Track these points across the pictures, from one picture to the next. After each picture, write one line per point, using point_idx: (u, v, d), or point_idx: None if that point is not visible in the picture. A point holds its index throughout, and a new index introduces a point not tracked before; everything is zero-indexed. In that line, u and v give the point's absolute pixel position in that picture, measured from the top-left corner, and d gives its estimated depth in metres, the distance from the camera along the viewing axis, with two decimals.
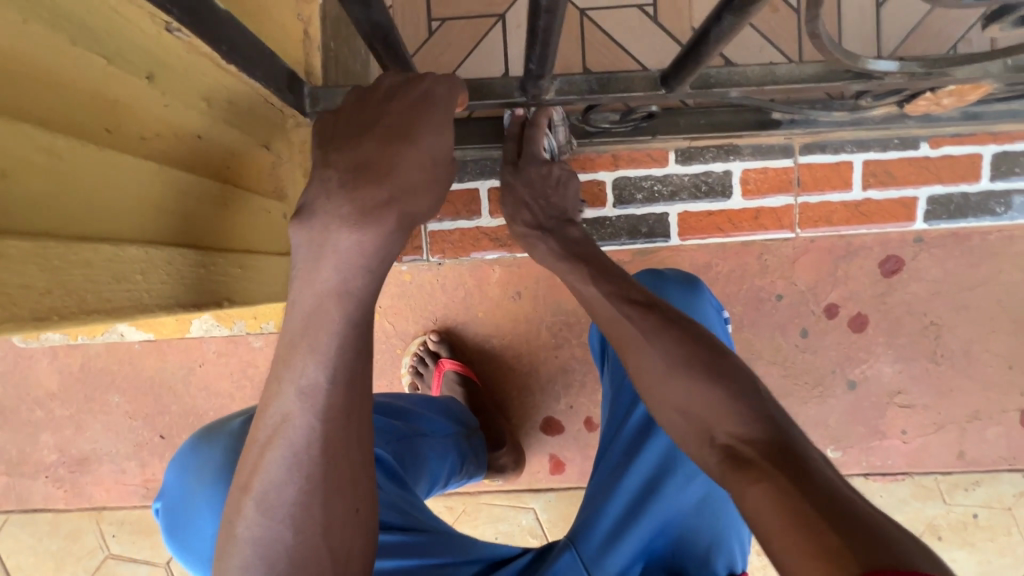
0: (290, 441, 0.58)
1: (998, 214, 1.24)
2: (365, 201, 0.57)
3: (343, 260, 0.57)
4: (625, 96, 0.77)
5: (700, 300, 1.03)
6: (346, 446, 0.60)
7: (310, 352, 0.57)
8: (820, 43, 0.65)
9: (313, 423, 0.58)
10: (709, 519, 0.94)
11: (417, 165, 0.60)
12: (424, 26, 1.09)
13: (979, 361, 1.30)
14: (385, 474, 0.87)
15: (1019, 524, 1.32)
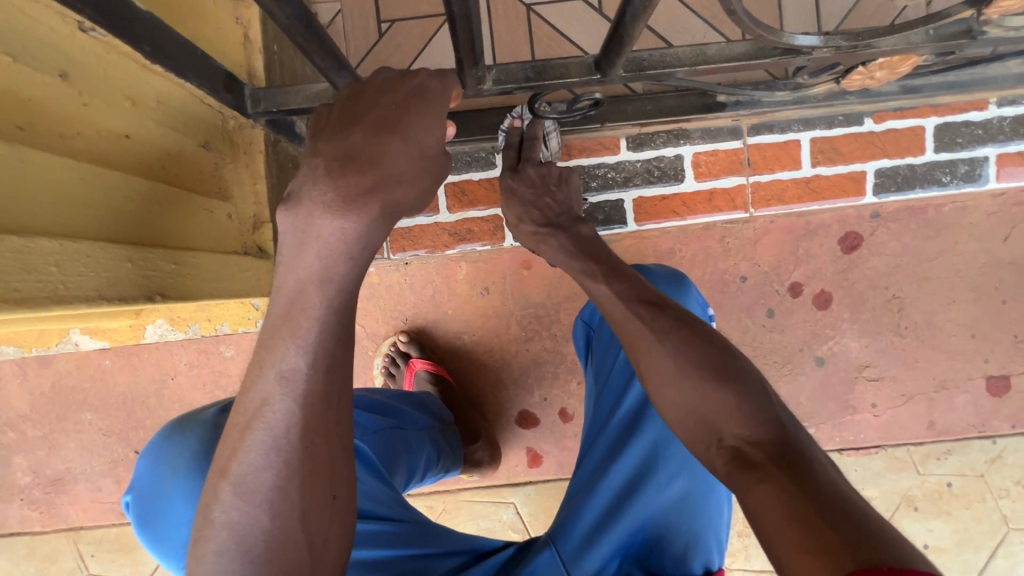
0: (270, 424, 0.57)
1: (945, 183, 1.26)
2: (348, 188, 0.56)
3: (326, 247, 0.56)
4: (562, 83, 0.80)
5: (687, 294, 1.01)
6: (324, 433, 0.59)
7: (290, 336, 0.57)
8: (739, 19, 0.68)
9: (292, 410, 0.57)
10: (690, 516, 0.88)
11: (413, 156, 0.59)
12: (374, 29, 1.10)
13: (941, 330, 1.32)
14: (365, 466, 0.86)
15: (992, 490, 1.34)
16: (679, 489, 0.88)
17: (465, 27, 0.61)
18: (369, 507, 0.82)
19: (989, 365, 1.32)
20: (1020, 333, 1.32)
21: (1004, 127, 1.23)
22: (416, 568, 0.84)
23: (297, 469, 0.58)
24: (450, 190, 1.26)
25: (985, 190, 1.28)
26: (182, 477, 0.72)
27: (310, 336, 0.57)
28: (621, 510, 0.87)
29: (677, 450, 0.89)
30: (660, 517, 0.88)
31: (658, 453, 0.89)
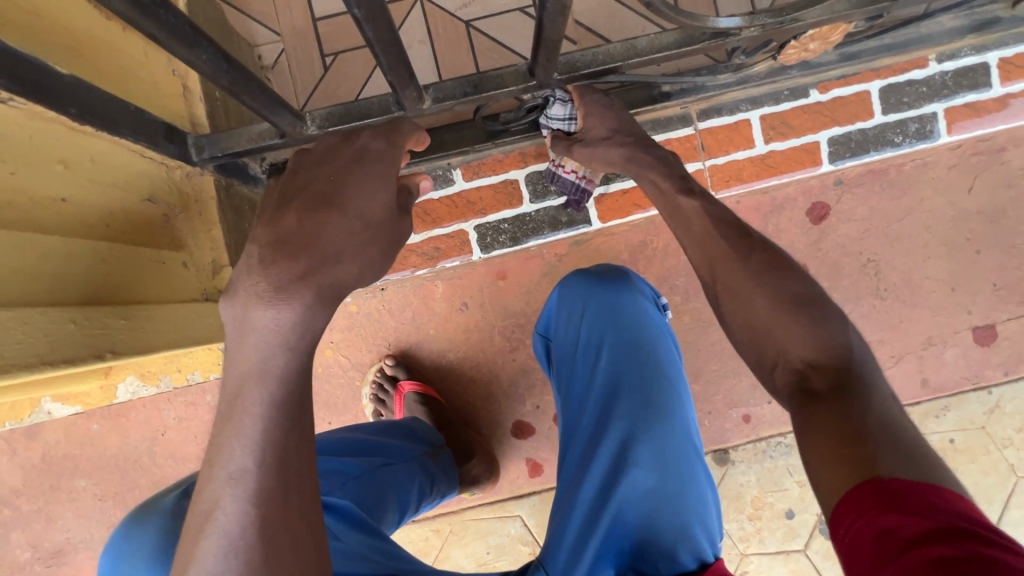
0: (223, 528, 0.55)
1: (897, 143, 1.27)
2: (283, 275, 0.58)
3: (262, 338, 0.58)
4: (498, 93, 0.81)
5: (631, 289, 1.06)
6: (288, 528, 0.56)
7: (235, 436, 0.56)
8: (657, 9, 0.69)
9: (247, 509, 0.55)
10: (670, 508, 0.88)
11: (353, 231, 0.64)
12: (319, 63, 1.12)
13: (921, 288, 1.33)
14: (343, 523, 0.83)
15: (996, 441, 1.33)
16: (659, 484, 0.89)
17: (383, 47, 0.60)
18: (351, 566, 0.78)
19: (974, 317, 1.33)
20: (998, 280, 1.32)
21: (947, 82, 1.25)
22: None
23: (258, 573, 0.54)
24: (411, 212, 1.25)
25: (941, 144, 1.29)
26: (143, 573, 0.70)
27: (255, 431, 0.56)
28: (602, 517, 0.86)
29: (647, 443, 0.92)
30: (647, 517, 0.87)
31: (630, 451, 0.91)
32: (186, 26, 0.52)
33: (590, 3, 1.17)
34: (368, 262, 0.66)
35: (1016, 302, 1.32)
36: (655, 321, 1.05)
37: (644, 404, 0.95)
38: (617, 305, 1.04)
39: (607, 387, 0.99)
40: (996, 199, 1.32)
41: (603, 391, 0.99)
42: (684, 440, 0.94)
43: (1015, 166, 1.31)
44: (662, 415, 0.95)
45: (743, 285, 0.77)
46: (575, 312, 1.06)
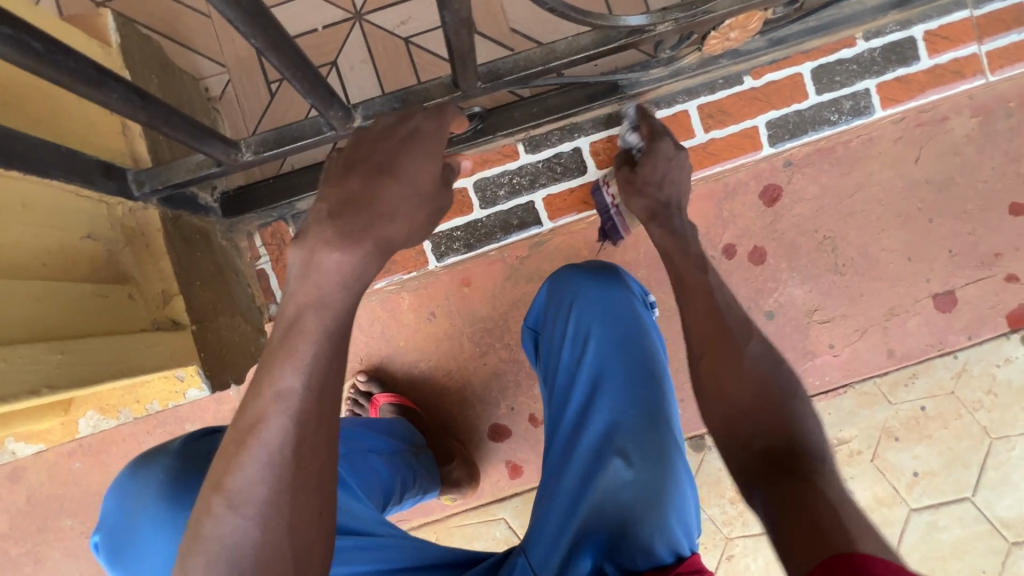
0: (266, 441, 0.59)
1: (834, 121, 1.30)
2: (347, 226, 0.63)
3: (325, 279, 0.62)
4: (428, 105, 0.83)
5: (618, 285, 1.06)
6: (310, 449, 0.61)
7: (288, 360, 0.60)
8: (563, 13, 0.71)
9: (288, 427, 0.59)
10: (650, 500, 0.86)
11: (408, 196, 0.66)
12: (264, 90, 1.15)
13: (878, 260, 1.35)
14: (339, 484, 0.88)
15: (966, 405, 1.35)
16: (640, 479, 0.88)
17: (297, 69, 0.63)
18: (342, 522, 0.85)
19: (932, 284, 1.35)
20: (953, 247, 1.35)
21: (876, 58, 1.28)
22: None
23: (285, 485, 0.59)
24: None
25: (883, 119, 1.32)
26: (152, 507, 0.76)
27: (309, 355, 0.60)
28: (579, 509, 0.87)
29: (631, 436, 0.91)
30: (624, 511, 0.85)
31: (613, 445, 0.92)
32: (88, 69, 0.56)
33: (524, 11, 1.20)
34: (418, 225, 0.68)
35: (973, 267, 1.35)
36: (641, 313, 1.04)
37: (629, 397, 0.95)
38: (603, 302, 1.04)
39: (591, 379, 0.98)
40: (942, 167, 1.35)
41: (589, 384, 0.98)
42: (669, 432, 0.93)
43: (958, 134, 1.34)
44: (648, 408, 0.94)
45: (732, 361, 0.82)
46: (563, 306, 1.06)
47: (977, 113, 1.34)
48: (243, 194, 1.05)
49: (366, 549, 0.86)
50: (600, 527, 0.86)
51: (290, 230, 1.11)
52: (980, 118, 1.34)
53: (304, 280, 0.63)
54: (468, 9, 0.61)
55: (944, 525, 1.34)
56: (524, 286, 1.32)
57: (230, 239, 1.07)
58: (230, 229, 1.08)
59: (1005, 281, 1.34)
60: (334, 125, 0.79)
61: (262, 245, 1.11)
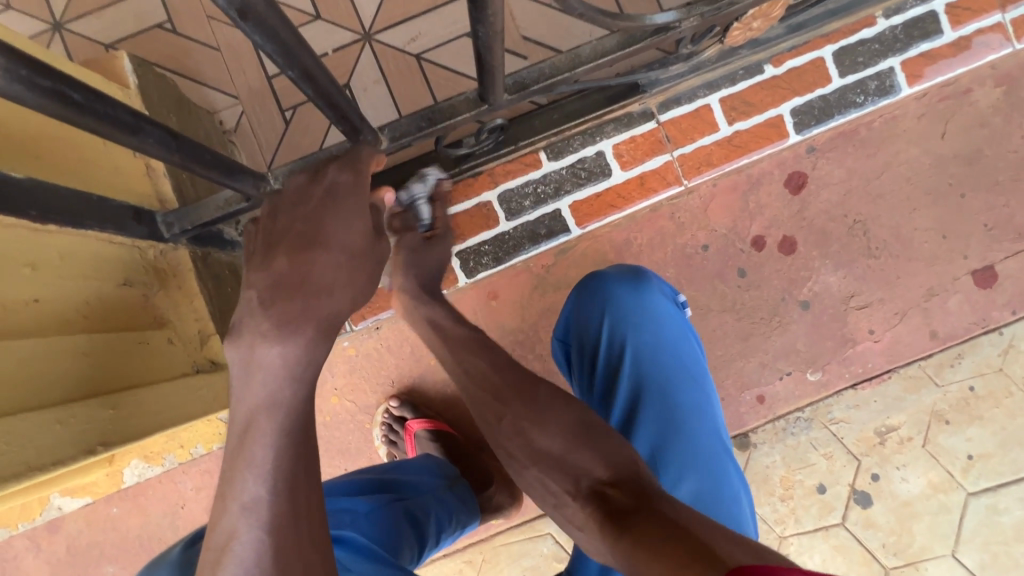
0: (240, 558, 0.54)
1: (861, 103, 1.28)
2: (284, 312, 0.61)
3: (269, 373, 0.60)
4: (454, 122, 0.81)
5: (651, 293, 1.03)
6: (298, 548, 0.56)
7: (247, 466, 0.57)
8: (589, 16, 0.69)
9: (261, 535, 0.55)
10: None
11: (339, 263, 0.65)
12: (279, 118, 1.13)
13: (912, 240, 1.32)
14: (353, 554, 0.84)
15: (1017, 381, 1.31)
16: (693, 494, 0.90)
17: (329, 99, 0.62)
18: None
19: (971, 261, 1.31)
20: (988, 221, 1.31)
21: (898, 36, 1.27)
22: None
23: None
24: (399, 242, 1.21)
25: (905, 96, 1.29)
26: None
27: (268, 457, 0.58)
28: None
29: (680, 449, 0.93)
30: None
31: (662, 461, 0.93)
32: (125, 114, 0.54)
33: (533, 17, 1.19)
34: (362, 289, 0.67)
35: (1011, 240, 1.31)
36: (674, 317, 1.03)
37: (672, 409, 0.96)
38: (638, 313, 1.01)
39: (631, 396, 0.97)
40: (971, 140, 1.32)
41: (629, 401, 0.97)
42: (714, 442, 0.96)
43: (983, 105, 1.31)
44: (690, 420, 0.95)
45: (543, 420, 0.79)
46: (594, 318, 1.02)
47: (1002, 82, 1.31)
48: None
49: None
50: None
51: None
52: (1005, 87, 1.31)
53: (249, 381, 0.61)
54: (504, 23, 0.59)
55: (1004, 507, 1.30)
56: (552, 296, 1.30)
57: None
58: None
59: None
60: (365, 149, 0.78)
61: None
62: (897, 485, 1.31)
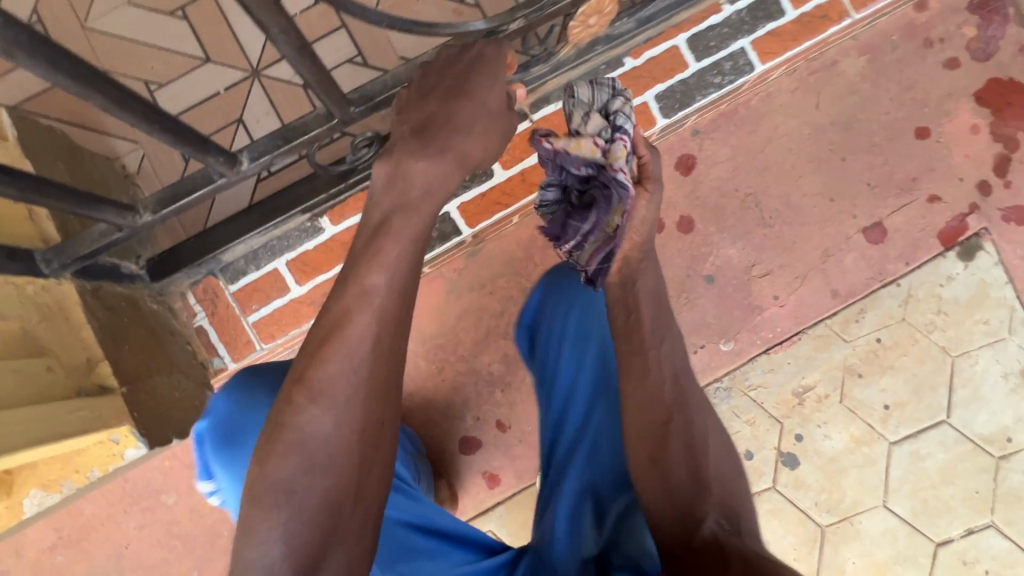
0: (350, 340, 0.77)
1: (719, 84, 1.35)
2: (410, 147, 0.79)
3: (424, 180, 0.79)
4: (310, 137, 0.88)
5: (597, 287, 1.11)
6: (370, 368, 0.77)
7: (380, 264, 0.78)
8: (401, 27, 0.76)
9: (372, 322, 0.77)
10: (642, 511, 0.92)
11: (479, 113, 0.79)
12: (179, 156, 1.20)
13: (802, 206, 1.38)
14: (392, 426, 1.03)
15: (920, 329, 1.36)
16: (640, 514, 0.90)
17: (153, 123, 0.68)
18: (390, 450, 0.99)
19: (860, 219, 1.38)
20: (871, 180, 1.38)
21: (745, 18, 1.34)
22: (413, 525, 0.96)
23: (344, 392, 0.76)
24: (292, 266, 1.14)
25: (775, 72, 1.37)
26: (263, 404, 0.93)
27: (387, 264, 0.78)
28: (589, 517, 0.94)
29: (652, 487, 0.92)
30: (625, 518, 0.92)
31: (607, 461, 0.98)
32: None
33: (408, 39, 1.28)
34: (490, 142, 0.81)
35: (894, 195, 1.38)
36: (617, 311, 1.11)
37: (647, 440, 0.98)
38: (591, 305, 1.09)
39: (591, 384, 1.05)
40: (843, 107, 1.40)
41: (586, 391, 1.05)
42: None
43: (851, 74, 1.40)
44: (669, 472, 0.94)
45: (653, 417, 0.90)
46: (556, 310, 1.12)
47: (864, 52, 1.40)
48: (168, 255, 1.08)
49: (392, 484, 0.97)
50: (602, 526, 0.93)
51: (221, 282, 1.14)
52: (868, 56, 1.40)
53: (390, 185, 0.81)
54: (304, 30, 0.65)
55: (927, 452, 1.33)
56: (466, 297, 1.37)
57: (162, 301, 1.10)
58: (162, 292, 1.11)
59: (928, 202, 1.37)
60: (219, 169, 0.83)
61: (197, 301, 1.13)
62: (821, 443, 1.34)
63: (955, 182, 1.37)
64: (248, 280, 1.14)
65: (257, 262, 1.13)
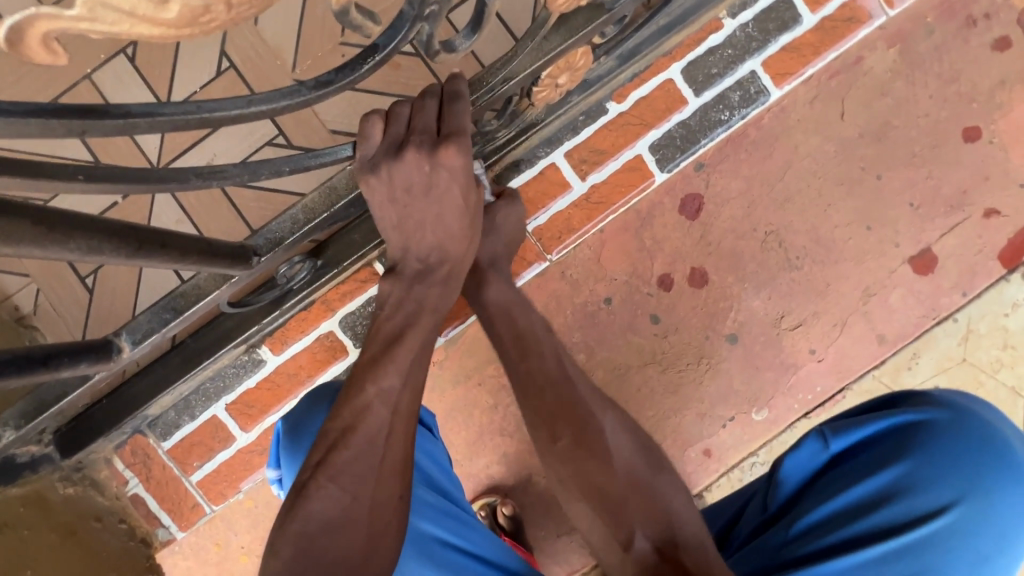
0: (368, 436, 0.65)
1: (727, 120, 1.13)
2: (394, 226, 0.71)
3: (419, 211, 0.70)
4: (206, 300, 0.77)
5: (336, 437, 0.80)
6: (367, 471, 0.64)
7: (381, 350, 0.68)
8: (281, 168, 0.59)
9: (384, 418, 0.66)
10: (974, 531, 0.70)
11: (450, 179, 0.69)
12: (81, 288, 1.04)
13: (835, 240, 1.16)
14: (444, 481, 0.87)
15: (985, 369, 1.15)
16: (874, 556, 0.70)
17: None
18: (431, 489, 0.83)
19: (904, 248, 1.15)
20: (913, 199, 1.15)
21: (753, 33, 1.11)
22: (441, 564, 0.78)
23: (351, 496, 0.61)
24: (234, 411, 0.99)
25: (790, 85, 1.14)
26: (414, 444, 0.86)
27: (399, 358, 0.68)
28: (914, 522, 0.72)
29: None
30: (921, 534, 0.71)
31: (953, 482, 0.72)
32: None
33: (336, 105, 1.07)
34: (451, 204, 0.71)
35: (943, 214, 1.15)
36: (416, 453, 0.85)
37: (986, 560, 0.70)
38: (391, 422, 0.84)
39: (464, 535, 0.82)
40: (874, 114, 1.16)
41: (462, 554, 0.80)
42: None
43: (879, 72, 1.15)
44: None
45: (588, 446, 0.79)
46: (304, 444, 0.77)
47: (894, 42, 1.15)
48: (74, 427, 0.94)
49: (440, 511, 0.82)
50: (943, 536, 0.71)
51: (151, 440, 0.99)
52: (899, 47, 1.15)
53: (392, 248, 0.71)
54: (112, 222, 0.50)
55: None
56: (451, 394, 1.17)
57: (81, 479, 0.97)
58: (82, 466, 0.98)
59: (984, 218, 1.15)
60: (95, 364, 0.71)
61: (126, 466, 0.99)
62: None
63: (1015, 189, 1.14)
64: (183, 434, 0.99)
65: (192, 411, 0.98)
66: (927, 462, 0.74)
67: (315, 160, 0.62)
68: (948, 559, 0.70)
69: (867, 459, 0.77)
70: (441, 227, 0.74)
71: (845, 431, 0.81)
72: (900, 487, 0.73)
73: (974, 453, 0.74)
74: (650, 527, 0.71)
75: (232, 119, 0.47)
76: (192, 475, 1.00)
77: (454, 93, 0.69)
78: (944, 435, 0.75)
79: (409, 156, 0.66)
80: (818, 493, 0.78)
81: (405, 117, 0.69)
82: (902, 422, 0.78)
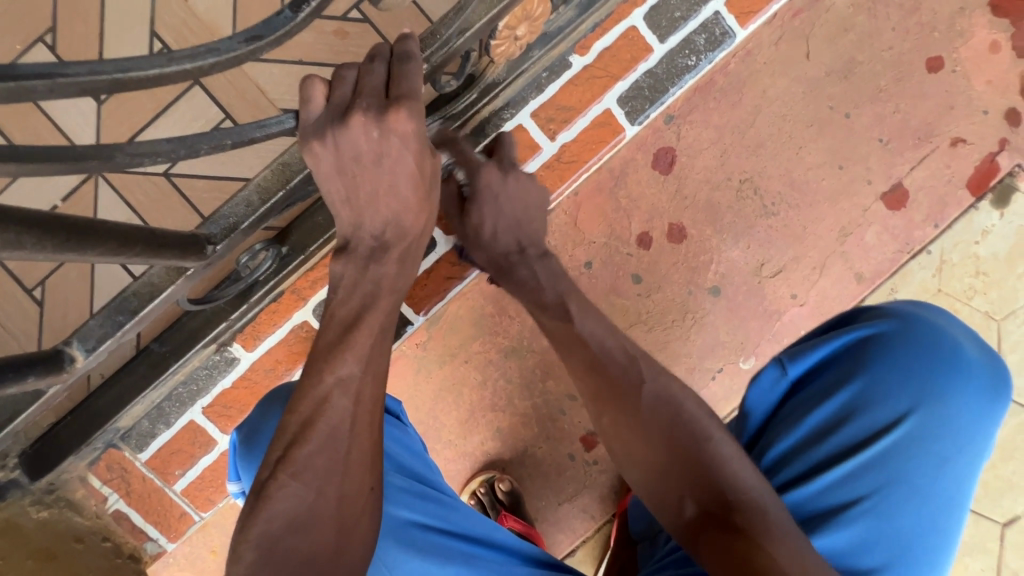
0: (335, 408, 0.62)
1: (694, 66, 1.07)
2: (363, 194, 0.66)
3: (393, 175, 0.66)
4: (161, 298, 0.73)
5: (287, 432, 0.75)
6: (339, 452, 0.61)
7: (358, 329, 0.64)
8: (219, 138, 0.54)
9: (350, 396, 0.62)
10: (928, 441, 0.73)
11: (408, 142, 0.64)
12: (29, 301, 0.98)
13: (809, 182, 1.15)
14: (421, 463, 0.86)
15: (960, 298, 1.17)
16: (843, 471, 0.72)
17: None
18: (407, 478, 0.81)
19: (877, 184, 1.16)
20: (882, 134, 1.15)
21: None
22: (422, 548, 0.74)
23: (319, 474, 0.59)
24: (212, 413, 0.95)
25: (755, 28, 1.11)
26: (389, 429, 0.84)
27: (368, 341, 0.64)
28: (876, 439, 0.73)
29: (889, 496, 0.71)
30: (879, 447, 0.73)
31: (907, 392, 0.74)
32: None
33: (285, 82, 1.01)
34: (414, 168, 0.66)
35: (912, 147, 1.15)
36: (394, 441, 0.83)
37: (946, 459, 0.74)
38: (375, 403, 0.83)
39: (444, 520, 0.79)
40: (839, 51, 1.14)
41: (444, 535, 0.77)
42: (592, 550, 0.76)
43: (842, 7, 1.14)
44: (897, 549, 0.71)
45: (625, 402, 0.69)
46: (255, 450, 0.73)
47: None
48: (41, 447, 0.91)
49: (415, 494, 0.79)
50: (897, 441, 0.73)
51: (126, 453, 0.95)
52: None
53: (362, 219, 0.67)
54: (34, 213, 0.44)
55: None
56: (437, 374, 1.15)
57: (55, 501, 0.92)
58: (57, 486, 0.93)
59: (952, 147, 1.15)
60: (47, 376, 0.65)
61: (103, 483, 0.95)
62: None
63: (980, 117, 1.15)
64: (160, 443, 0.95)
65: (167, 418, 0.94)
66: (882, 374, 0.75)
67: (260, 131, 0.57)
68: (910, 467, 0.73)
69: (825, 382, 0.77)
70: (399, 198, 0.68)
71: (801, 356, 0.79)
72: (860, 404, 0.75)
73: (926, 360, 0.76)
74: (687, 473, 0.64)
75: (150, 79, 0.43)
76: (174, 485, 0.96)
77: (403, 53, 0.64)
78: (893, 347, 0.76)
79: (353, 121, 0.61)
80: (783, 422, 0.77)
81: (351, 79, 0.65)
82: (855, 339, 0.79)
